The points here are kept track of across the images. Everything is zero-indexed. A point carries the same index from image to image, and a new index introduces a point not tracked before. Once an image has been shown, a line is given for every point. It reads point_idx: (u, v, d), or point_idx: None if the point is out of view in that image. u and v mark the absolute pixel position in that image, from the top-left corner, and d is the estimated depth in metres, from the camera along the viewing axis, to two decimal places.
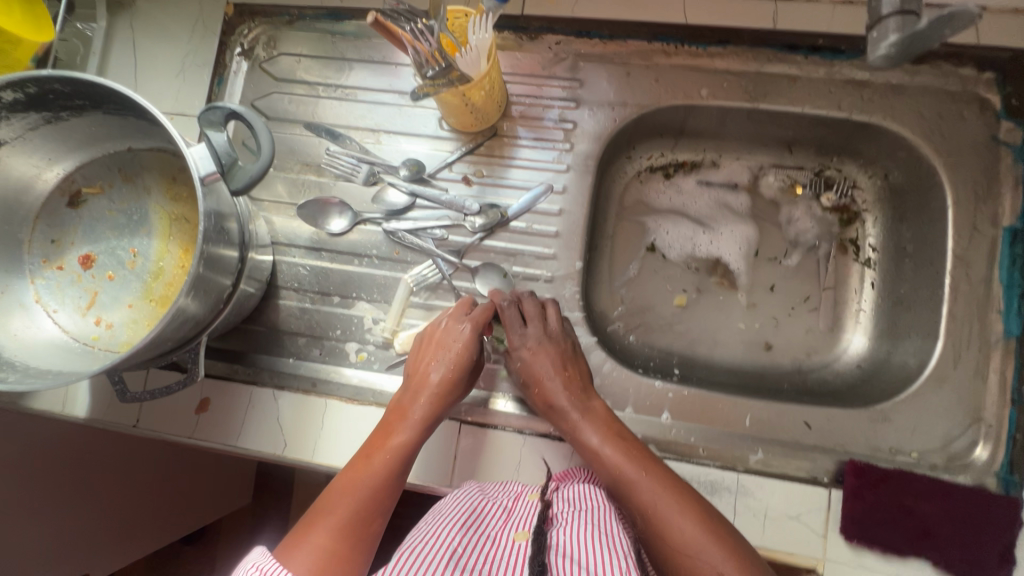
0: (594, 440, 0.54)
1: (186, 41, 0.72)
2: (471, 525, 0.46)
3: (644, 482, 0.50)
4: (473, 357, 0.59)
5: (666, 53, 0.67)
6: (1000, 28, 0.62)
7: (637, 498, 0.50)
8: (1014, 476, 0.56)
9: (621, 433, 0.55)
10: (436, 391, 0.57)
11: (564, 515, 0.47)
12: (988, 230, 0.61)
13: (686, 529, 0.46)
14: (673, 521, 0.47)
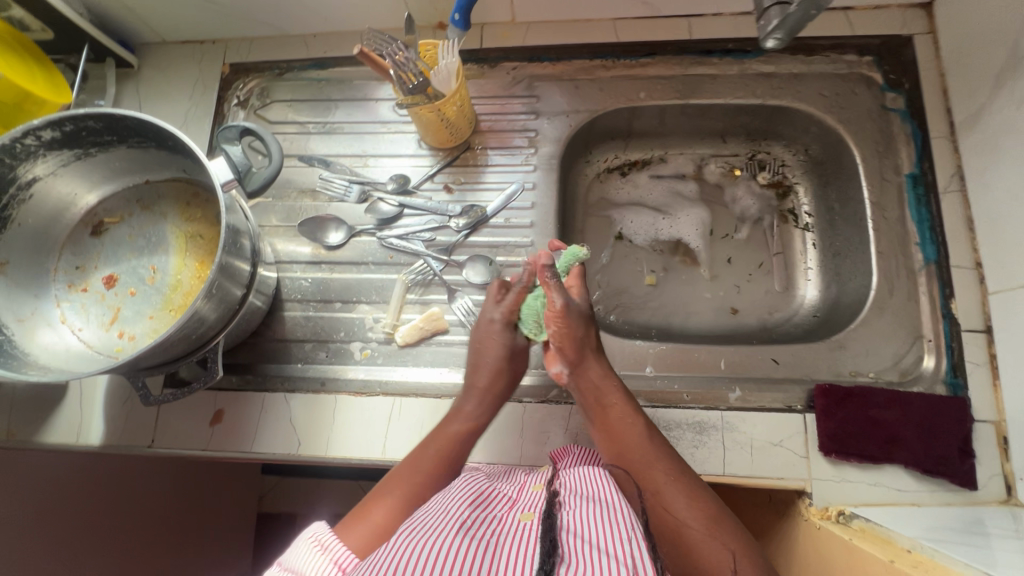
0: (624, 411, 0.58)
1: (188, 98, 0.82)
2: (479, 505, 0.48)
3: (650, 453, 0.53)
4: (510, 348, 0.65)
5: (606, 67, 0.80)
6: (868, 21, 0.76)
7: (639, 468, 0.53)
8: (959, 379, 0.64)
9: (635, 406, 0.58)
10: (486, 384, 0.62)
11: (568, 497, 0.49)
12: (894, 178, 0.72)
13: (677, 504, 0.49)
14: (669, 495, 0.50)
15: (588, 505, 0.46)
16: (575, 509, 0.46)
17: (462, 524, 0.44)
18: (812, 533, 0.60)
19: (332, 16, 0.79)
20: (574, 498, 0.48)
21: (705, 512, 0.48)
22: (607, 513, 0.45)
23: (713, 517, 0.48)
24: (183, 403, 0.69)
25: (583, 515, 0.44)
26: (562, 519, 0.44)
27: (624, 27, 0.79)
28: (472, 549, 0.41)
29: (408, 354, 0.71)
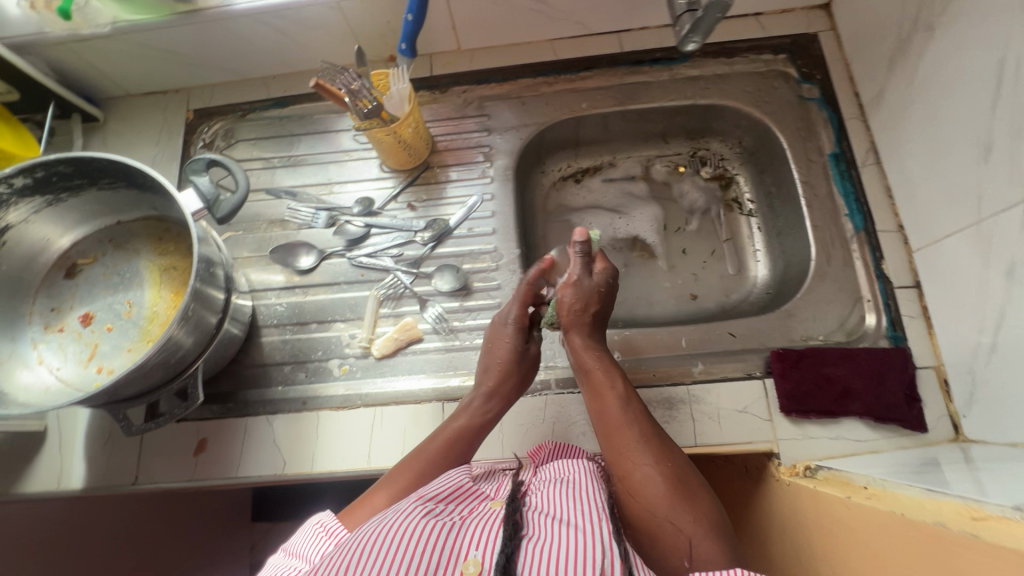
0: (608, 390, 0.59)
1: (154, 144, 0.85)
2: (453, 493, 0.51)
3: (622, 419, 0.56)
4: (519, 341, 0.67)
5: (548, 83, 0.86)
6: (777, 24, 0.85)
7: (610, 431, 0.56)
8: (899, 332, 0.69)
9: (616, 374, 0.61)
10: (491, 375, 0.65)
11: (538, 484, 0.53)
12: (819, 159, 0.79)
13: (641, 466, 0.52)
14: (635, 457, 0.53)
15: (553, 491, 0.51)
16: (542, 497, 0.51)
17: (434, 506, 0.48)
18: (785, 491, 0.63)
19: (289, 57, 0.85)
20: (542, 488, 0.52)
21: (667, 474, 0.51)
22: (570, 496, 0.49)
23: (674, 479, 0.51)
24: (165, 436, 0.70)
25: (549, 503, 0.49)
26: (528, 510, 0.49)
27: (561, 46, 0.86)
28: (441, 529, 0.45)
29: (386, 365, 0.73)
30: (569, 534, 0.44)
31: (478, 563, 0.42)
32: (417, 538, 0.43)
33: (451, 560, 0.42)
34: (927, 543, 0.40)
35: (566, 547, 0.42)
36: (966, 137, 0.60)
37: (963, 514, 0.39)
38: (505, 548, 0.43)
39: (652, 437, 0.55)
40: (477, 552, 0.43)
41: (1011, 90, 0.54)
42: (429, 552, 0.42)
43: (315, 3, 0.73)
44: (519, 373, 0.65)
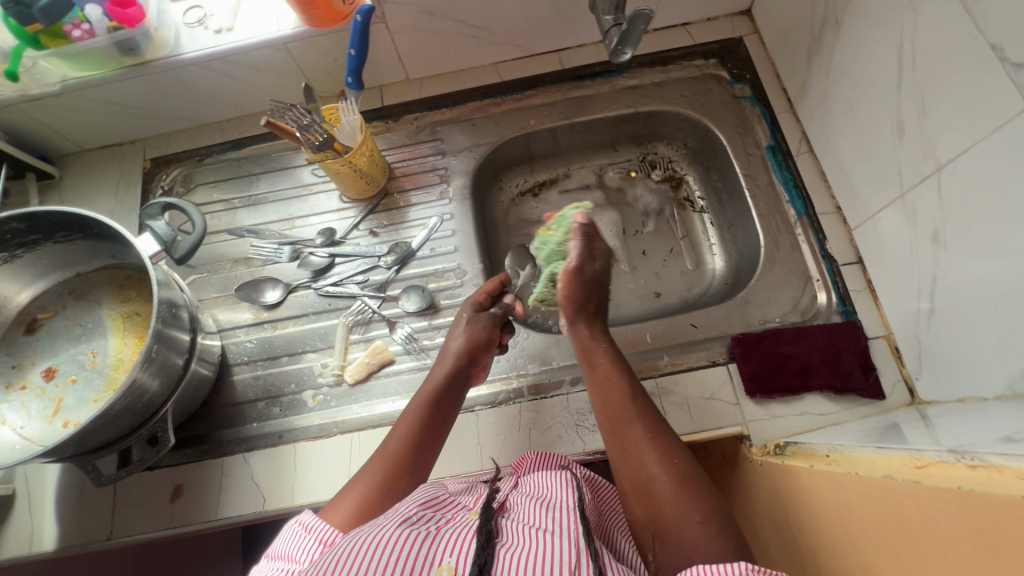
0: (617, 388, 0.60)
1: (113, 196, 0.86)
2: (432, 504, 0.52)
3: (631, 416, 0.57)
4: (480, 320, 0.71)
5: (496, 104, 0.89)
6: (705, 31, 0.90)
7: (618, 428, 0.57)
8: (848, 307, 0.72)
9: (623, 368, 0.62)
10: (455, 351, 0.68)
11: (516, 498, 0.53)
12: (757, 152, 0.83)
13: (650, 463, 0.53)
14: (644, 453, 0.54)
15: (530, 502, 0.51)
16: (519, 509, 0.51)
17: (411, 514, 0.48)
18: (758, 471, 0.65)
19: (242, 101, 0.87)
20: (519, 499, 0.53)
21: (676, 471, 0.51)
22: (546, 507, 0.50)
23: (681, 476, 0.51)
24: (139, 486, 0.69)
25: (527, 515, 0.49)
26: (506, 520, 0.49)
27: (504, 69, 0.90)
28: (418, 537, 0.45)
29: (359, 391, 0.73)
30: (544, 542, 0.44)
31: (451, 568, 0.43)
32: (393, 547, 0.43)
33: (425, 567, 0.43)
34: (880, 497, 0.42)
35: (540, 554, 0.43)
36: (881, 118, 0.65)
37: (908, 464, 0.41)
38: (480, 556, 0.43)
39: (662, 435, 0.55)
40: (450, 559, 0.44)
41: (912, 72, 0.59)
42: (404, 559, 0.43)
43: (261, 46, 0.76)
44: (474, 337, 0.69)
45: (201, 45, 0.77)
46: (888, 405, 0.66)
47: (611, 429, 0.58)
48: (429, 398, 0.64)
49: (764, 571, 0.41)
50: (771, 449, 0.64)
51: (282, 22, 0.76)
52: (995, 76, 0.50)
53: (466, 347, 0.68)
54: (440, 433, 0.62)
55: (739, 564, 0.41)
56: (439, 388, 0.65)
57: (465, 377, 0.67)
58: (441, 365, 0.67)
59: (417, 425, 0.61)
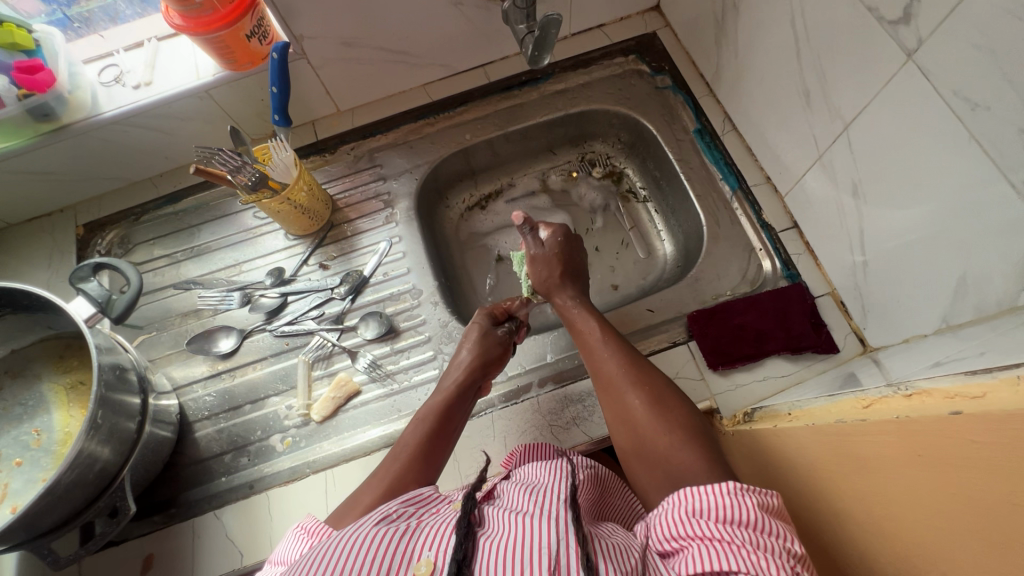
0: (597, 337, 0.65)
1: (46, 267, 0.83)
2: (413, 502, 0.51)
3: (611, 362, 0.62)
4: (493, 337, 0.71)
5: (430, 123, 0.91)
6: (620, 30, 0.93)
7: (601, 372, 0.62)
8: (793, 270, 0.75)
9: (604, 322, 0.67)
10: (467, 365, 0.67)
11: (505, 488, 0.54)
12: (686, 136, 0.86)
13: (632, 398, 0.58)
14: (625, 390, 0.59)
15: (517, 491, 0.51)
16: (506, 499, 0.51)
17: (390, 513, 0.49)
18: (732, 442, 0.66)
19: (171, 153, 0.86)
20: (507, 490, 0.53)
21: (655, 400, 0.57)
22: (530, 492, 0.50)
23: (659, 407, 0.56)
24: (104, 564, 0.65)
25: (513, 503, 0.49)
26: (490, 510, 0.49)
27: (433, 89, 0.92)
28: (395, 535, 0.45)
29: (329, 427, 0.72)
30: (524, 527, 0.44)
31: (430, 562, 0.43)
32: (370, 547, 0.44)
33: (403, 563, 0.43)
34: (836, 441, 0.44)
35: (523, 542, 0.42)
36: (789, 88, 0.68)
37: (856, 406, 0.43)
38: (459, 552, 0.43)
39: (641, 369, 0.61)
40: (429, 552, 0.44)
41: (807, 41, 0.63)
42: (381, 557, 0.43)
43: (182, 96, 0.75)
44: (484, 351, 0.69)
45: (119, 102, 0.75)
46: (843, 357, 0.68)
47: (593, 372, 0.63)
48: (441, 408, 0.63)
49: (754, 490, 0.44)
50: (741, 418, 0.65)
51: (201, 70, 0.76)
52: (876, 34, 0.53)
53: (477, 360, 0.68)
54: (447, 446, 0.62)
55: (726, 484, 0.44)
56: (448, 399, 0.65)
57: (474, 389, 0.67)
58: (450, 376, 0.67)
59: (425, 437, 0.61)
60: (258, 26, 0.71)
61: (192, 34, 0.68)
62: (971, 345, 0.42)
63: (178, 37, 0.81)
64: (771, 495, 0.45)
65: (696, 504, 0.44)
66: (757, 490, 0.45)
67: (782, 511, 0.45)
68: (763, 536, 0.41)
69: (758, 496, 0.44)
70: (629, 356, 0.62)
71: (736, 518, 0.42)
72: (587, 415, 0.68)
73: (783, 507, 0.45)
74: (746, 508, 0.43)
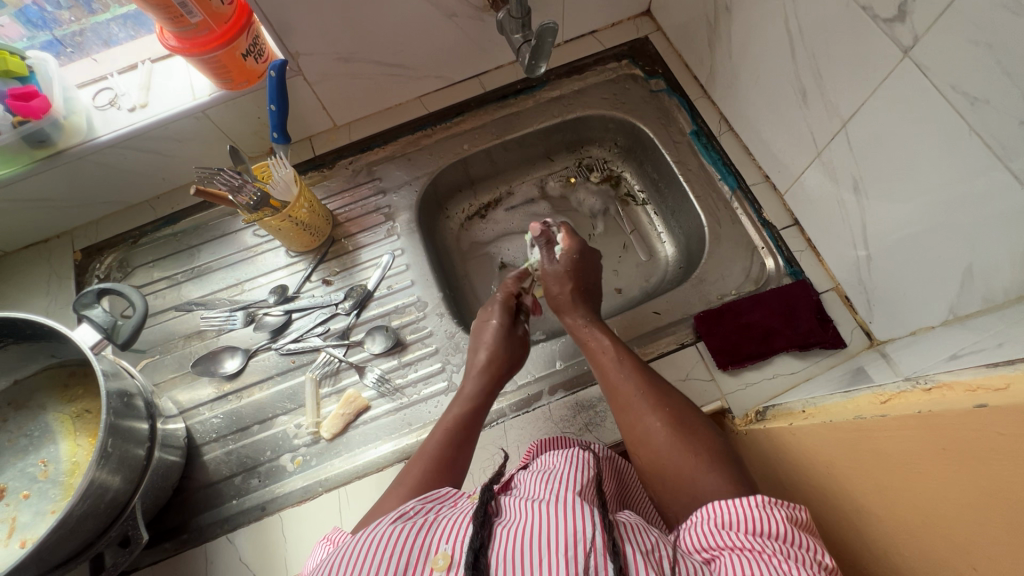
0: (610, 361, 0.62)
1: (45, 294, 0.82)
2: (432, 499, 0.51)
3: (625, 385, 0.60)
4: (508, 337, 0.70)
5: (427, 135, 0.91)
6: (612, 36, 0.94)
7: (617, 396, 0.60)
8: (796, 267, 0.75)
9: (614, 341, 0.65)
10: (488, 366, 0.67)
11: (523, 476, 0.54)
12: (682, 138, 0.87)
13: (650, 421, 0.56)
14: (644, 413, 0.57)
15: (532, 479, 0.52)
16: (522, 487, 0.52)
17: (406, 509, 0.48)
18: (746, 441, 0.65)
19: (168, 174, 0.85)
20: (523, 479, 0.53)
21: (676, 423, 0.55)
22: (547, 481, 0.50)
23: (677, 426, 0.55)
24: None
25: (530, 491, 0.49)
26: (506, 499, 0.50)
27: (429, 100, 0.92)
28: (412, 530, 0.45)
29: (340, 444, 0.71)
30: (540, 511, 0.45)
31: (447, 556, 0.43)
32: (386, 545, 0.43)
33: (420, 558, 0.43)
34: (856, 438, 0.44)
35: (543, 528, 0.43)
36: (785, 88, 0.69)
37: (874, 401, 0.43)
38: (475, 540, 0.43)
39: (658, 389, 0.59)
40: (447, 545, 0.44)
41: (802, 42, 0.63)
42: (399, 553, 0.43)
43: (178, 117, 0.75)
44: (505, 351, 0.69)
45: (115, 126, 0.75)
46: (851, 352, 0.68)
47: (610, 395, 0.61)
48: (467, 413, 0.63)
49: (783, 503, 0.44)
50: (753, 417, 0.65)
51: (197, 90, 0.76)
52: (870, 32, 0.54)
53: (502, 356, 0.68)
54: (471, 449, 0.61)
55: (754, 498, 0.43)
56: (472, 405, 0.64)
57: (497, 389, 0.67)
58: (474, 381, 0.67)
59: (450, 443, 0.60)
60: (254, 44, 0.71)
61: (188, 54, 0.67)
62: (984, 337, 0.43)
63: (172, 58, 0.80)
64: (798, 509, 0.45)
65: (725, 516, 0.44)
66: (784, 503, 0.44)
67: (807, 525, 0.45)
68: (791, 548, 0.41)
69: (785, 509, 0.43)
70: (641, 376, 0.60)
71: (765, 531, 0.42)
72: (600, 421, 0.68)
73: (809, 520, 0.45)
74: (775, 520, 0.42)
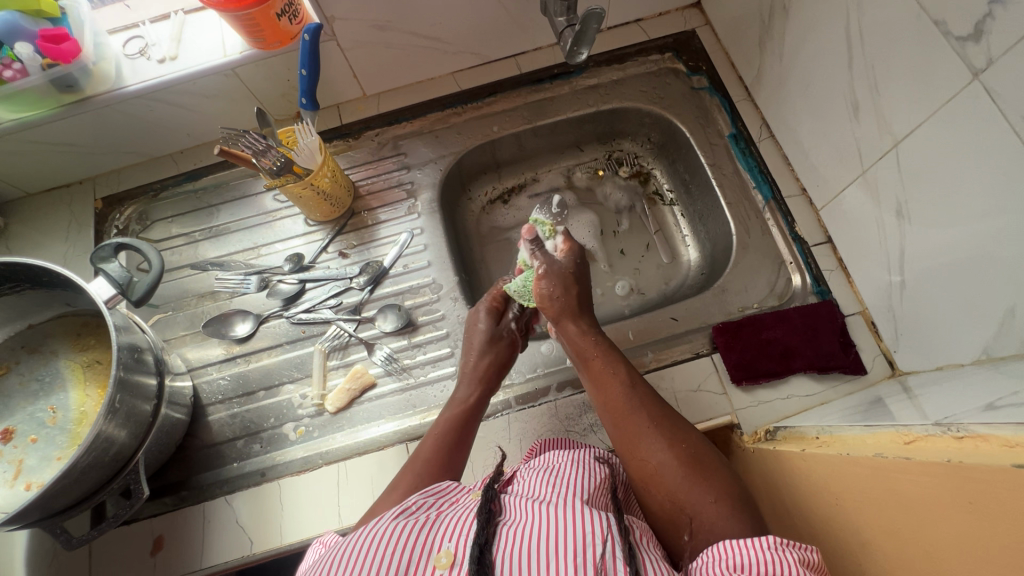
0: (619, 384, 0.58)
1: (63, 241, 0.82)
2: (433, 492, 0.51)
3: (638, 415, 0.56)
4: (501, 344, 0.69)
5: (457, 113, 0.88)
6: (659, 26, 0.90)
7: (625, 425, 0.56)
8: (823, 286, 0.73)
9: (620, 359, 0.61)
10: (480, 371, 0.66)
11: (521, 475, 0.54)
12: (720, 141, 0.84)
13: (663, 455, 0.53)
14: (655, 447, 0.54)
15: (535, 477, 0.51)
16: (523, 485, 0.51)
17: (408, 505, 0.48)
18: (752, 459, 0.64)
19: (194, 130, 0.84)
20: (524, 476, 0.53)
21: (690, 458, 0.52)
22: (550, 480, 0.50)
23: (695, 464, 0.52)
24: (115, 542, 0.65)
25: (532, 489, 0.49)
26: (507, 498, 0.49)
27: (462, 77, 0.89)
28: (416, 526, 0.45)
29: (343, 418, 0.71)
30: (548, 515, 0.44)
31: (450, 553, 0.43)
32: (388, 540, 0.43)
33: (423, 555, 0.43)
34: (872, 475, 0.43)
35: (550, 532, 0.42)
36: (836, 98, 0.66)
37: (896, 441, 0.42)
38: (481, 536, 0.43)
39: (667, 420, 0.56)
40: (450, 543, 0.44)
41: (861, 51, 0.60)
42: (401, 550, 0.43)
43: (208, 73, 0.74)
44: (497, 355, 0.68)
45: (144, 76, 0.74)
46: (870, 380, 0.66)
47: (614, 420, 0.57)
48: (458, 419, 0.62)
49: (796, 545, 0.42)
50: (762, 436, 0.64)
51: (228, 47, 0.74)
52: (939, 50, 0.51)
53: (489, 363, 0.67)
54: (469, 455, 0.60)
55: (765, 539, 0.42)
56: (467, 409, 0.63)
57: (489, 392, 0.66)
58: (467, 387, 0.66)
59: (444, 446, 0.59)
60: (290, 4, 0.69)
61: (222, 10, 0.65)
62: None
63: (205, 11, 0.79)
64: (811, 550, 0.43)
65: (737, 558, 0.42)
66: (797, 544, 0.43)
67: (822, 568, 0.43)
68: None
69: (799, 551, 0.42)
70: (656, 407, 0.57)
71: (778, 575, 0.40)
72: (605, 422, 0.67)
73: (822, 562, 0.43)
74: (788, 564, 0.41)
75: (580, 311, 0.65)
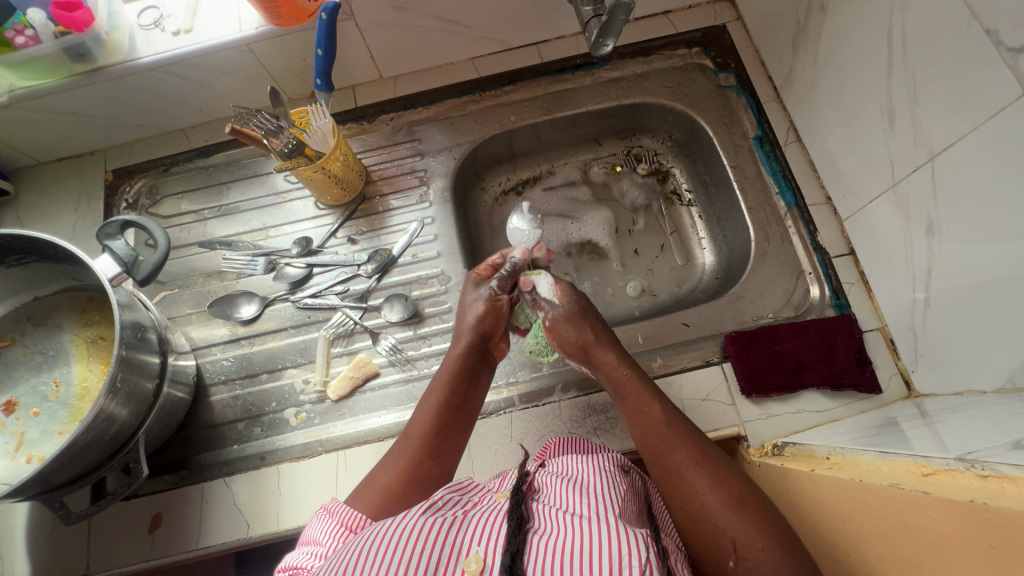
0: (657, 419, 0.58)
1: (72, 212, 0.81)
2: (457, 489, 0.51)
3: (679, 451, 0.55)
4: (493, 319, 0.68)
5: (475, 101, 0.86)
6: (687, 19, 0.87)
7: (667, 463, 0.55)
8: (842, 299, 0.71)
9: (659, 394, 0.60)
10: (472, 340, 0.67)
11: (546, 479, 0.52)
12: (744, 143, 0.81)
13: (707, 493, 0.52)
14: (699, 486, 0.53)
15: (564, 485, 0.50)
16: (551, 492, 0.50)
17: (436, 501, 0.48)
18: (758, 473, 0.63)
19: (205, 105, 0.83)
20: (550, 482, 0.52)
21: (735, 497, 0.51)
22: (581, 491, 0.49)
23: (738, 501, 0.51)
24: (114, 516, 0.65)
25: (563, 499, 0.48)
26: (535, 504, 0.48)
27: (481, 64, 0.87)
28: (443, 525, 0.44)
29: (345, 406, 0.71)
30: (583, 531, 0.43)
31: (479, 559, 0.42)
32: (415, 537, 0.43)
33: (451, 558, 0.42)
34: (885, 505, 0.41)
35: (586, 549, 0.41)
36: (871, 106, 0.63)
37: (914, 472, 0.40)
38: (512, 545, 0.42)
39: (710, 458, 0.55)
40: (478, 547, 0.43)
41: (902, 58, 0.57)
42: (429, 550, 0.42)
43: (222, 48, 0.72)
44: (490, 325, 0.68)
45: (157, 48, 0.72)
46: (885, 399, 0.64)
47: (657, 458, 0.57)
48: (449, 381, 0.63)
49: None
50: (770, 450, 0.62)
51: (244, 22, 0.72)
52: (988, 61, 0.48)
53: (483, 326, 0.68)
54: (461, 414, 0.62)
55: None
56: (455, 366, 0.65)
57: (481, 352, 0.67)
58: (456, 345, 0.67)
59: (434, 411, 0.61)
60: None
61: None
62: None
63: None
64: None
65: None
66: None
67: None
68: None
69: None
70: (698, 444, 0.56)
71: None
72: (609, 427, 0.66)
73: None
74: None
75: (602, 341, 0.65)
